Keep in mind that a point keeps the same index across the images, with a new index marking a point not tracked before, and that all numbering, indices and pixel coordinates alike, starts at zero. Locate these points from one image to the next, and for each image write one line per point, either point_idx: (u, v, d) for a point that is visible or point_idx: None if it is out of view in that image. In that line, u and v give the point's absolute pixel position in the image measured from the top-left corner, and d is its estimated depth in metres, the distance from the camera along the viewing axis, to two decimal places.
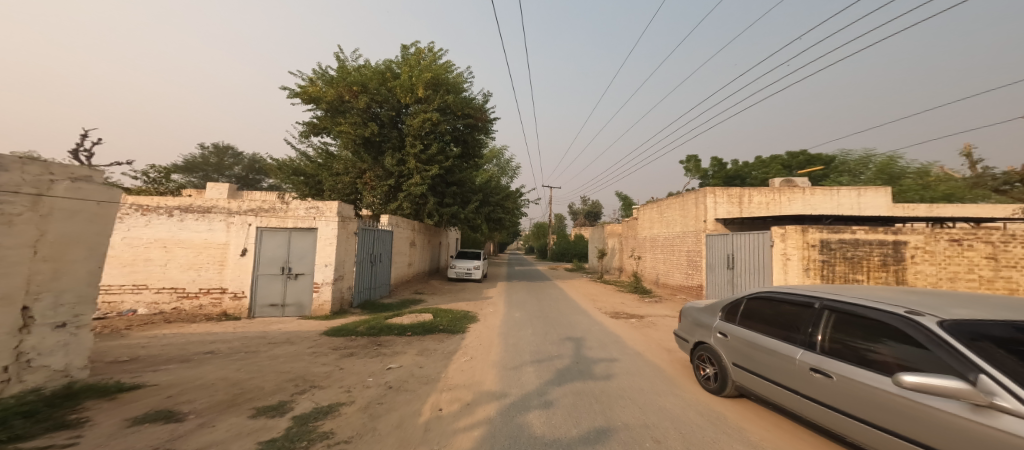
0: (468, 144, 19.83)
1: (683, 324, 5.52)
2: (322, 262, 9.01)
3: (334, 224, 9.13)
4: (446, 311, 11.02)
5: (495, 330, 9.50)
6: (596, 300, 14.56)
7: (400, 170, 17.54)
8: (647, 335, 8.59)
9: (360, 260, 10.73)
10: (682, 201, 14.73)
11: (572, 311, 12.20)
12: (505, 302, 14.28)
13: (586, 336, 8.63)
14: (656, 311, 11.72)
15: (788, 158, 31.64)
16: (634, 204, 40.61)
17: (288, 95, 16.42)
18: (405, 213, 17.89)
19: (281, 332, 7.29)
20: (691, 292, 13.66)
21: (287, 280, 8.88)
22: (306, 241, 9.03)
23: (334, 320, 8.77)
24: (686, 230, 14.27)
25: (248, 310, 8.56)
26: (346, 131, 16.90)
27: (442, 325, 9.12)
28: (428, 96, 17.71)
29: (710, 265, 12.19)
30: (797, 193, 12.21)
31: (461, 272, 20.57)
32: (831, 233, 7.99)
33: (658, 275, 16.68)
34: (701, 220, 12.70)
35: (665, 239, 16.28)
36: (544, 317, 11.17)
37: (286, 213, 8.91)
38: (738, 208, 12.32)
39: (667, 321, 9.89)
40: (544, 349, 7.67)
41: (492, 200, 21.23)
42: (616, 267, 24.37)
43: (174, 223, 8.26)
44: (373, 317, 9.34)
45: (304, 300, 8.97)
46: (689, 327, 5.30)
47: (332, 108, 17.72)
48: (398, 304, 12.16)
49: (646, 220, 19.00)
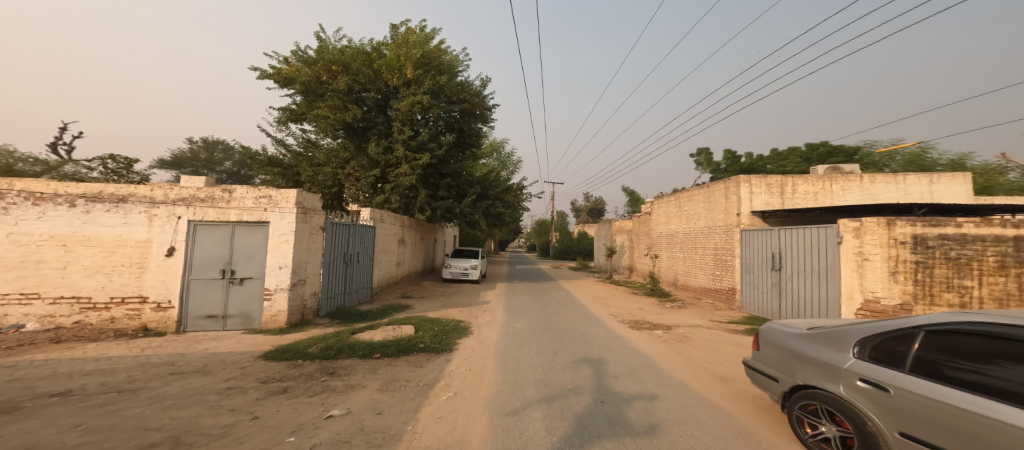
0: (463, 132, 18.08)
1: (766, 355, 3.69)
2: (275, 264, 7.24)
3: (290, 216, 7.37)
4: (433, 322, 9.21)
5: (491, 348, 7.69)
6: (610, 305, 12.71)
7: (387, 159, 15.73)
8: (685, 355, 6.72)
9: (330, 260, 8.91)
10: (707, 192, 12.91)
11: (582, 320, 10.37)
12: (505, 307, 12.49)
13: (607, 357, 6.80)
14: (684, 319, 9.89)
15: (808, 150, 29.68)
16: (643, 200, 38.78)
17: (258, 76, 14.61)
18: (393, 207, 16.07)
19: (204, 355, 5.49)
20: (720, 296, 11.82)
21: (229, 286, 7.05)
22: (254, 239, 7.22)
23: (287, 336, 6.95)
24: (713, 225, 12.44)
25: (176, 324, 6.76)
26: (324, 115, 15.04)
27: (424, 341, 7.32)
28: (418, 77, 15.93)
29: (746, 264, 10.39)
30: (852, 181, 10.34)
31: (458, 273, 18.79)
32: (929, 227, 6.27)
33: (678, 276, 14.85)
34: (734, 213, 10.90)
35: (686, 236, 14.44)
36: (551, 329, 9.35)
37: (228, 203, 7.13)
38: (779, 198, 10.52)
39: (703, 334, 8.06)
40: (555, 378, 5.83)
41: (491, 193, 19.46)
42: (626, 266, 22.54)
43: (77, 216, 6.50)
44: (339, 331, 7.53)
45: (250, 310, 7.15)
46: (780, 359, 3.43)
47: (310, 92, 15.93)
48: (379, 311, 10.36)
49: (662, 215, 17.16)
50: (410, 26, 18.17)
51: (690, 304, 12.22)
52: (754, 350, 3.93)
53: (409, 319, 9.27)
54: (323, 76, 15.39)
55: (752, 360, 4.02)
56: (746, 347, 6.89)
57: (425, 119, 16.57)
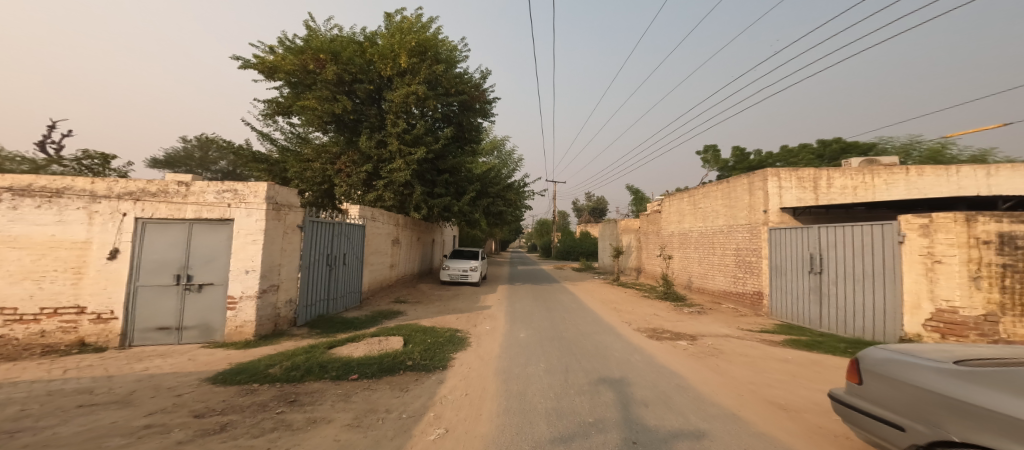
0: (462, 126, 17.25)
1: (878, 392, 2.78)
2: (242, 268, 6.22)
3: (259, 213, 6.36)
4: (427, 333, 8.18)
5: (492, 365, 6.66)
6: (622, 310, 11.68)
7: (379, 153, 14.69)
8: (723, 373, 5.68)
9: (310, 263, 7.88)
10: (728, 188, 11.95)
11: (594, 329, 9.34)
12: (508, 314, 11.47)
13: (630, 378, 5.75)
14: (709, 327, 8.85)
15: (820, 146, 28.62)
16: (647, 199, 37.80)
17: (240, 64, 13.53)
18: (387, 205, 15.01)
19: (140, 379, 4.45)
20: (743, 301, 10.82)
21: (185, 293, 6.01)
22: (216, 238, 6.20)
23: (254, 350, 5.91)
24: (734, 224, 11.45)
25: (119, 338, 5.72)
26: (312, 106, 14.03)
27: (415, 357, 6.30)
28: (414, 66, 14.96)
29: (778, 267, 9.36)
30: (898, 173, 9.29)
31: (457, 275, 17.77)
32: (1016, 224, 5.55)
33: (693, 278, 13.90)
34: (761, 211, 10.06)
35: (703, 236, 13.44)
36: (561, 340, 8.33)
37: (185, 198, 6.09)
38: (812, 194, 9.59)
39: (736, 347, 7.01)
40: (571, 406, 4.79)
41: (491, 190, 18.49)
42: (634, 267, 21.53)
43: (2, 212, 5.50)
44: (317, 344, 6.50)
45: (211, 321, 6.13)
46: (908, 400, 2.54)
47: (298, 84, 14.93)
48: (367, 319, 9.35)
49: (674, 213, 16.16)
50: (404, 15, 17.14)
51: (709, 309, 11.23)
52: (853, 383, 3.03)
53: (400, 329, 8.25)
54: (310, 65, 14.36)
55: (842, 393, 3.12)
56: (795, 364, 5.84)
57: (422, 111, 15.66)
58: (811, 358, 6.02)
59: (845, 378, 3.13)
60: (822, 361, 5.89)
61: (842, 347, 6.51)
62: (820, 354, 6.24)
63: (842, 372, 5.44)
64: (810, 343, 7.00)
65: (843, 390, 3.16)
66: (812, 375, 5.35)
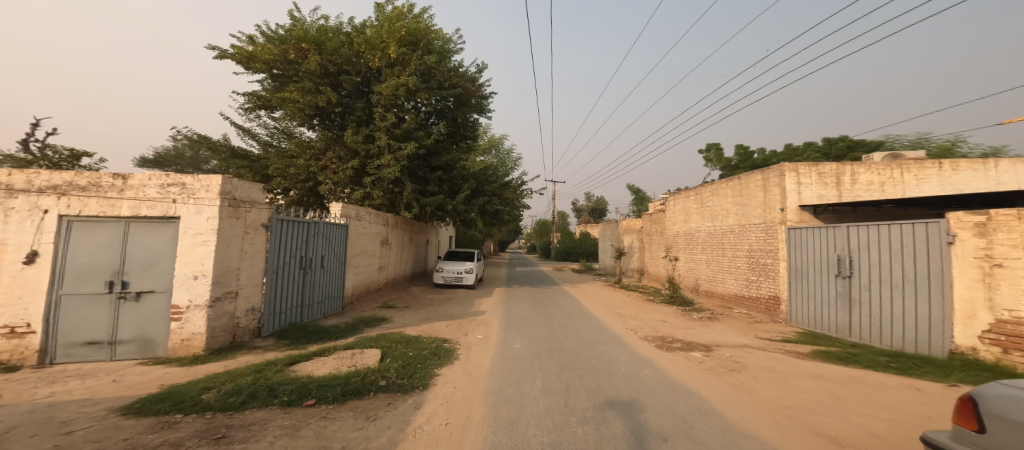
0: (456, 121, 16.50)
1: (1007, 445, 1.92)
2: (190, 273, 5.38)
3: (210, 211, 5.51)
4: (410, 344, 7.30)
5: (480, 383, 5.78)
6: (626, 316, 10.82)
7: (367, 148, 13.82)
8: (751, 394, 4.80)
9: (278, 267, 6.99)
10: (739, 185, 11.15)
11: (597, 339, 8.47)
12: (503, 320, 10.61)
13: (641, 400, 4.88)
14: (724, 336, 7.99)
15: (826, 144, 27.83)
16: (649, 198, 36.97)
17: (216, 54, 12.67)
18: (375, 204, 14.11)
19: (33, 410, 3.59)
20: (757, 306, 9.99)
21: (118, 302, 5.20)
22: (157, 238, 5.37)
23: (198, 368, 5.03)
24: (747, 223, 10.64)
25: (38, 355, 4.92)
26: (293, 99, 13.17)
27: (390, 375, 5.43)
28: (403, 57, 14.15)
29: (798, 270, 8.52)
30: (930, 168, 8.46)
31: (450, 277, 16.91)
32: None
33: (701, 281, 13.05)
34: (777, 209, 9.25)
35: (712, 236, 12.63)
36: (560, 352, 7.48)
37: (120, 192, 5.29)
38: (835, 190, 8.79)
39: (760, 360, 6.14)
40: (571, 440, 3.91)
41: (487, 189, 17.69)
42: (636, 269, 20.68)
43: None
44: (278, 358, 5.62)
45: (151, 333, 5.31)
46: None
47: (280, 76, 14.09)
48: (347, 327, 8.49)
49: (679, 212, 15.33)
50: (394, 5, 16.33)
51: (719, 314, 10.41)
52: (969, 430, 2.16)
53: (380, 340, 7.36)
54: (292, 55, 13.50)
55: (941, 441, 2.27)
56: (833, 382, 4.98)
57: (413, 105, 14.86)
58: (851, 375, 5.15)
59: (954, 422, 2.27)
60: (865, 378, 5.02)
61: (884, 361, 5.64)
62: (860, 369, 5.38)
63: (893, 392, 4.57)
64: (843, 355, 6.14)
65: (944, 436, 2.31)
66: (858, 396, 4.48)
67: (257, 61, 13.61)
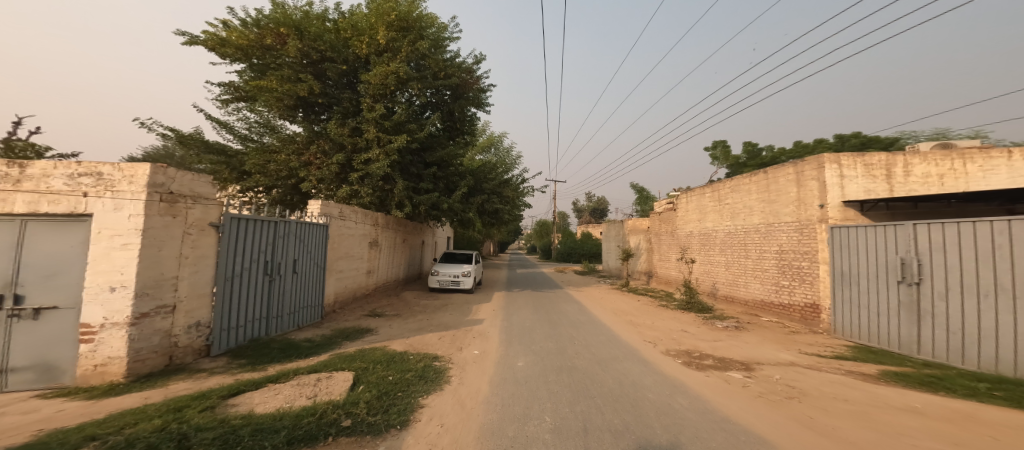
0: (452, 115, 15.44)
1: None
2: (106, 283, 4.24)
3: (133, 207, 4.38)
4: (392, 364, 6.13)
5: (481, 418, 4.65)
6: (640, 325, 9.66)
7: (353, 142, 12.70)
8: (833, 436, 3.69)
9: (234, 274, 5.83)
10: (764, 180, 10.08)
11: (613, 355, 7.30)
12: (504, 330, 9.47)
13: (687, 445, 3.75)
14: (762, 351, 6.83)
15: (838, 141, 26.83)
16: (652, 198, 35.91)
17: (186, 40, 11.54)
18: (364, 203, 12.94)
19: None
20: (790, 313, 8.87)
21: (10, 322, 4.09)
22: (66, 241, 4.29)
23: (111, 402, 3.87)
24: (775, 221, 9.54)
25: None
26: (271, 87, 12.03)
27: (364, 409, 4.31)
28: (393, 43, 13.04)
29: (845, 274, 7.38)
30: (999, 156, 7.55)
31: (447, 281, 15.74)
32: None
33: (720, 285, 11.93)
34: (815, 205, 8.18)
35: (731, 236, 11.55)
36: (573, 373, 6.35)
37: (20, 185, 4.26)
38: (885, 183, 7.83)
39: (820, 384, 5.00)
40: None
41: (486, 186, 16.58)
42: (643, 271, 19.59)
43: None
44: (219, 386, 4.43)
45: (54, 358, 4.17)
46: None
47: (257, 65, 12.94)
48: (323, 341, 7.34)
49: (692, 211, 14.25)
50: None
51: (746, 322, 9.29)
52: None
53: (359, 358, 6.20)
54: (269, 41, 12.35)
55: None
56: (936, 420, 3.87)
57: (405, 96, 13.75)
58: (956, 410, 4.04)
59: None
60: (977, 415, 3.92)
61: (984, 389, 4.53)
62: (961, 401, 4.27)
63: None
64: (924, 379, 5.00)
65: None
66: (984, 444, 3.38)
67: (230, 48, 12.42)
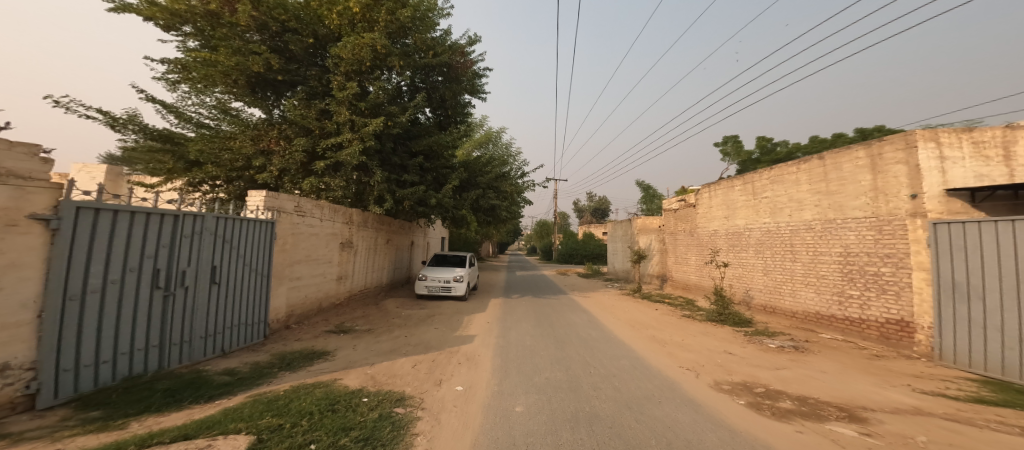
0: (443, 101, 13.56)
1: None
2: None
3: None
4: (329, 418, 4.17)
5: None
6: (669, 345, 7.72)
7: (322, 126, 10.80)
8: None
9: (82, 291, 3.90)
10: (818, 166, 8.18)
11: (644, 392, 5.36)
12: (498, 353, 7.53)
13: None
14: (855, 388, 4.89)
15: (861, 135, 24.97)
16: (658, 198, 34.02)
17: (115, 5, 9.66)
18: (334, 197, 11.02)
19: None
20: (864, 332, 6.93)
21: None
22: None
23: None
24: (837, 217, 7.63)
25: None
26: (220, 60, 10.08)
27: None
28: (369, 13, 11.18)
29: (958, 286, 5.45)
30: None
31: (436, 288, 13.77)
32: None
33: (758, 292, 10.01)
34: (904, 195, 6.30)
35: (772, 235, 9.63)
36: (592, 426, 4.42)
37: None
38: (1003, 167, 5.93)
39: None
40: None
41: (481, 181, 14.66)
42: (656, 275, 17.66)
43: None
44: None
45: None
46: None
47: (207, 37, 11.04)
48: (249, 374, 5.39)
49: (717, 207, 12.35)
50: None
51: (805, 341, 7.34)
52: None
53: (282, 408, 4.23)
54: (216, 7, 10.41)
55: None
56: None
57: (386, 78, 11.89)
58: None
59: None
60: None
61: None
62: None
63: None
64: None
65: None
66: None
67: (165, 14, 10.48)
